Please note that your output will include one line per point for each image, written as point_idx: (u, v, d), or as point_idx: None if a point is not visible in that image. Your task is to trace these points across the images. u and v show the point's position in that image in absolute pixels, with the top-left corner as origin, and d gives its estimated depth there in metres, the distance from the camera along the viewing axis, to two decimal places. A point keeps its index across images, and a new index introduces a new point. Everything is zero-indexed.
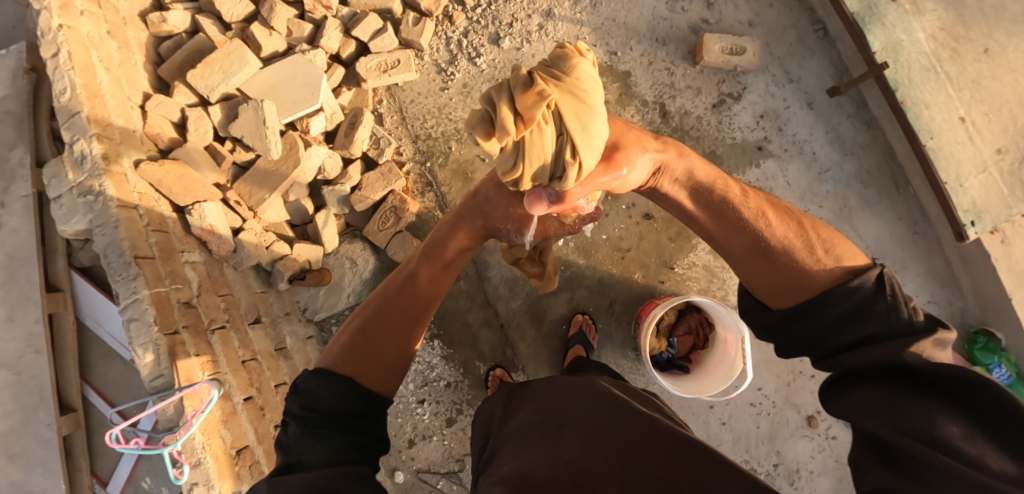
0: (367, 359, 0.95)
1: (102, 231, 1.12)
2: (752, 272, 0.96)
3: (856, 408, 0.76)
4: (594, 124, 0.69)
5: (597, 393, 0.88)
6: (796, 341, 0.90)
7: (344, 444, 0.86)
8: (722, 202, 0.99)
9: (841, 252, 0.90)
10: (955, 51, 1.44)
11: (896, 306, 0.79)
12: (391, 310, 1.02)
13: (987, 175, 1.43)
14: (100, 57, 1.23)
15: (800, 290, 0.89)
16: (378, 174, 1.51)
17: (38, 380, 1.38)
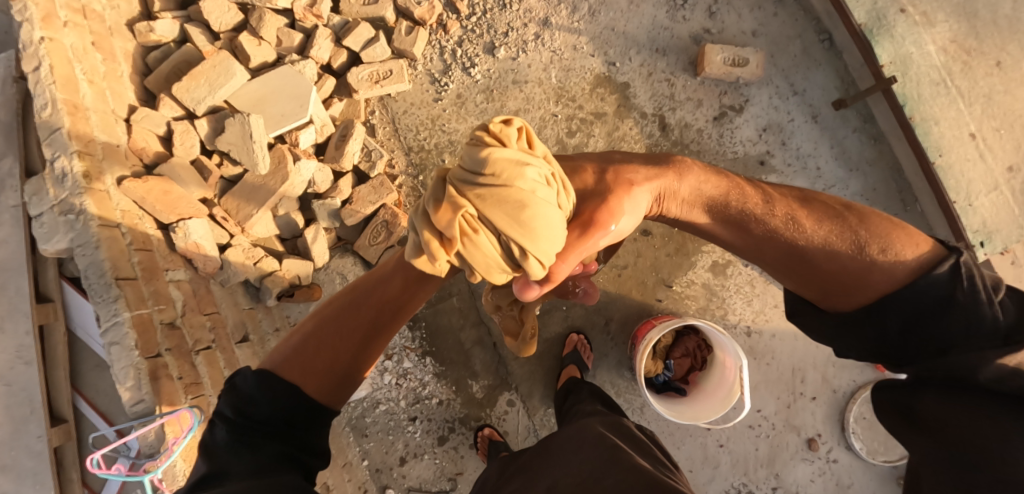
0: (314, 363, 0.92)
1: (83, 251, 1.08)
2: (794, 279, 0.92)
3: (929, 422, 0.85)
4: (534, 216, 0.65)
5: (587, 445, 0.87)
6: (871, 347, 0.88)
7: (274, 453, 0.83)
8: (740, 217, 0.91)
9: (891, 243, 0.85)
10: (967, 64, 1.39)
11: (981, 306, 0.78)
12: (352, 315, 0.96)
13: (998, 194, 1.39)
14: (84, 70, 1.19)
15: (856, 294, 0.85)
16: (369, 188, 1.48)
17: (28, 391, 1.36)
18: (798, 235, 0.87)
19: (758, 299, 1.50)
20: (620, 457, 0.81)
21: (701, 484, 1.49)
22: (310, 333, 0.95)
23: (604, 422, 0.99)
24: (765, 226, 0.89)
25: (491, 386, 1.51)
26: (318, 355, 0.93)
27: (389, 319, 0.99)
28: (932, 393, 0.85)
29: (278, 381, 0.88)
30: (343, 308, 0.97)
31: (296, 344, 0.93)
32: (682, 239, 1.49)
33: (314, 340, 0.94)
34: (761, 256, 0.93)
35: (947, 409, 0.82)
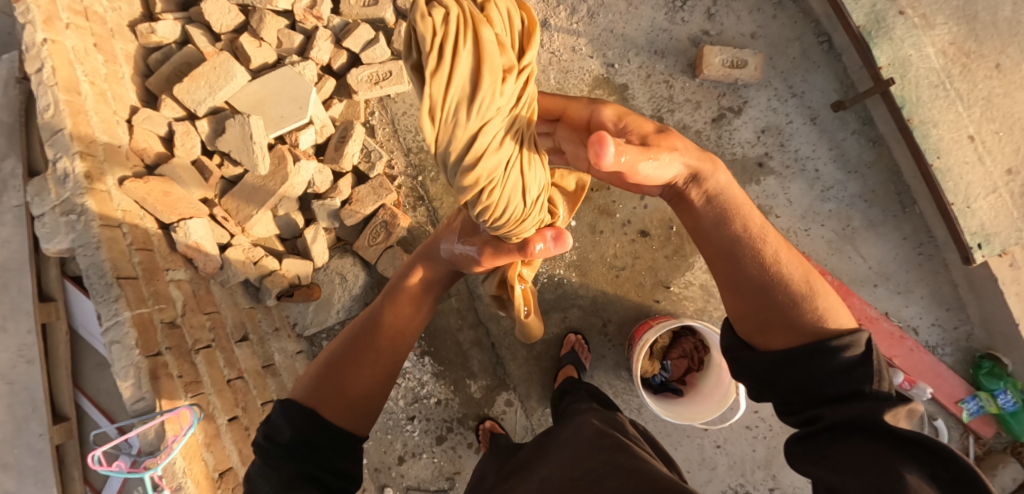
0: (334, 400, 0.88)
1: (84, 251, 1.09)
2: (744, 309, 0.82)
3: (835, 476, 0.66)
4: (487, 147, 0.51)
5: (585, 448, 0.85)
6: (774, 391, 0.77)
7: (294, 473, 0.82)
8: (734, 227, 0.83)
9: (830, 304, 0.78)
10: (966, 67, 1.39)
11: (879, 374, 0.70)
12: (361, 349, 0.94)
13: (996, 197, 1.39)
14: (85, 71, 1.20)
15: (798, 333, 0.76)
16: (368, 188, 1.49)
17: (31, 390, 1.38)
18: (760, 260, 0.81)
19: None
20: (618, 459, 0.78)
21: (699, 484, 1.51)
22: (322, 373, 0.91)
23: (602, 417, 0.98)
24: (749, 244, 0.82)
25: (489, 386, 1.52)
26: (337, 392, 0.89)
27: (399, 345, 0.98)
28: (840, 444, 0.68)
29: (298, 413, 0.85)
30: (348, 343, 0.95)
31: (313, 386, 0.89)
32: (680, 241, 1.50)
33: (328, 379, 0.90)
34: (722, 276, 0.85)
35: (858, 454, 0.66)
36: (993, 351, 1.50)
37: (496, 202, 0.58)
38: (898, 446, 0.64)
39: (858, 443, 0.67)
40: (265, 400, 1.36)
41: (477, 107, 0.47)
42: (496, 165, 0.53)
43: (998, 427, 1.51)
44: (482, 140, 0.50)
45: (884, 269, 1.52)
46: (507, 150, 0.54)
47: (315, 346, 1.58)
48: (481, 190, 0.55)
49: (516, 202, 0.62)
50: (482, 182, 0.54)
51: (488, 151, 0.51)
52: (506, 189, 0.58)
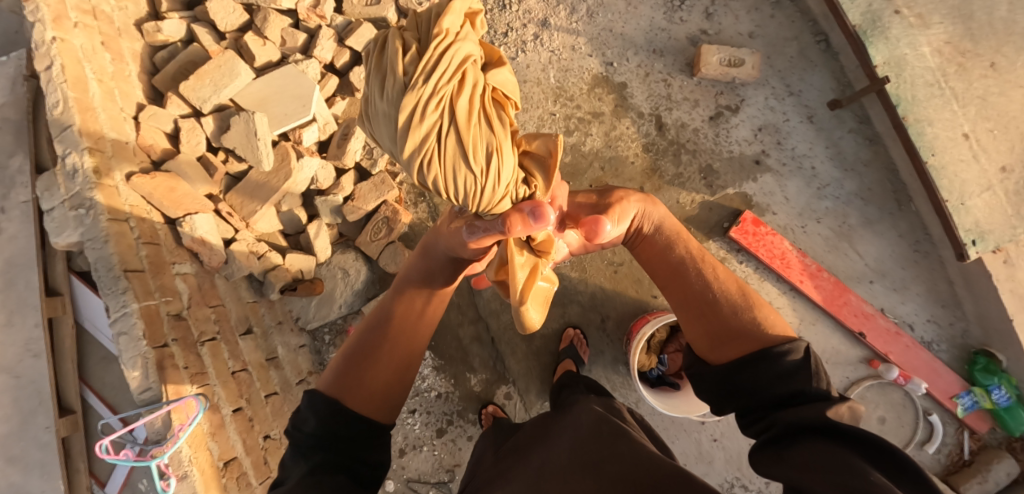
0: (357, 394, 0.88)
1: (93, 244, 1.12)
2: (700, 330, 0.92)
3: (792, 472, 0.65)
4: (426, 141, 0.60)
5: (591, 433, 0.86)
6: (731, 399, 0.84)
7: (322, 462, 0.81)
8: (678, 256, 1.01)
9: (767, 316, 0.88)
10: (961, 66, 1.40)
11: (818, 377, 0.75)
12: (375, 344, 0.93)
13: (991, 194, 1.40)
14: (94, 69, 1.22)
15: (747, 341, 0.84)
16: (370, 185, 1.51)
17: (37, 384, 1.41)
18: (699, 281, 0.96)
19: None
20: (616, 443, 0.81)
21: None
22: (340, 372, 0.90)
23: (603, 404, 1.01)
24: (691, 270, 0.98)
25: (489, 380, 1.54)
26: (357, 387, 0.89)
27: (413, 333, 0.96)
28: (798, 444, 0.69)
29: (319, 410, 0.85)
30: (362, 341, 0.94)
31: (333, 386, 0.89)
32: None
33: (347, 378, 0.90)
34: (675, 299, 0.99)
35: (812, 451, 0.66)
36: (988, 348, 1.51)
37: (437, 173, 0.63)
38: (853, 444, 0.65)
39: (812, 441, 0.68)
40: (268, 392, 1.38)
41: (397, 82, 0.58)
42: (427, 135, 0.60)
43: (992, 423, 1.53)
44: (401, 111, 0.58)
45: (880, 267, 1.54)
46: (442, 144, 0.61)
47: (318, 341, 1.61)
48: (422, 162, 0.62)
49: (465, 176, 0.65)
50: (416, 153, 0.61)
51: (410, 122, 0.59)
52: (446, 162, 0.63)
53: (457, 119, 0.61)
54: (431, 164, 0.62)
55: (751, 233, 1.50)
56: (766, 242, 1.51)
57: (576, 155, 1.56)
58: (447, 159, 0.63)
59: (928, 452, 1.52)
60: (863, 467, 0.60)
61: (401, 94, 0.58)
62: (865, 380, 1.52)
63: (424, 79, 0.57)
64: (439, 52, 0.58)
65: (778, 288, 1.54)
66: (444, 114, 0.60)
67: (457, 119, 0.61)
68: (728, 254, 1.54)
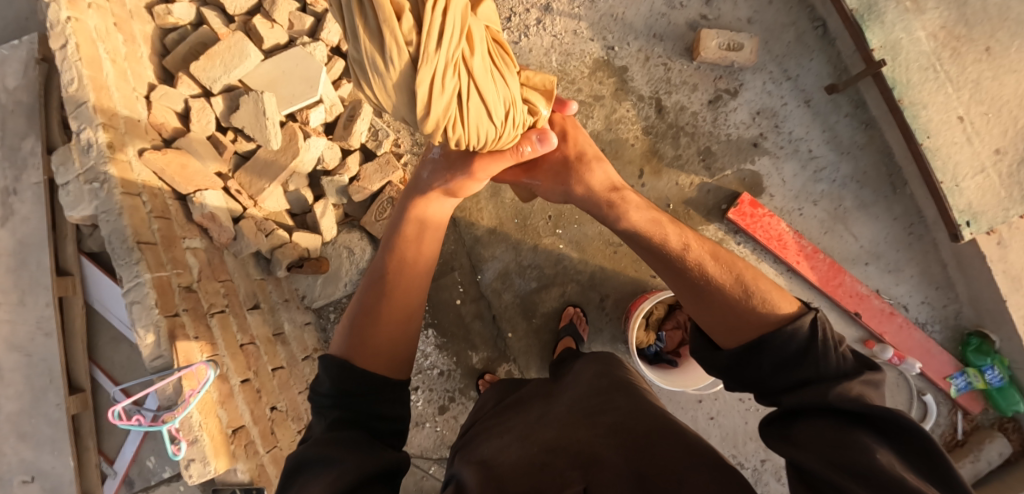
0: (367, 351, 0.92)
1: (107, 217, 1.15)
2: (706, 314, 0.91)
3: (803, 449, 0.69)
4: (450, 115, 0.59)
5: (591, 388, 0.93)
6: (739, 383, 0.86)
7: (339, 418, 0.84)
8: (662, 238, 1.02)
9: (768, 294, 0.89)
10: (956, 50, 1.42)
11: (827, 352, 0.79)
12: (375, 301, 0.98)
13: (984, 177, 1.43)
14: (107, 49, 1.25)
15: (752, 327, 0.85)
16: (375, 166, 1.55)
17: (48, 362, 1.44)
18: (694, 264, 0.96)
19: None
20: (614, 402, 0.87)
21: None
22: (349, 333, 0.95)
23: (594, 360, 1.05)
24: (678, 251, 0.99)
25: (490, 358, 1.57)
26: (364, 344, 0.92)
27: (415, 285, 1.02)
28: (800, 423, 0.75)
29: (332, 370, 0.88)
30: (364, 305, 0.98)
31: (345, 348, 0.93)
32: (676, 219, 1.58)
33: (357, 336, 0.94)
34: (672, 280, 0.99)
35: (820, 430, 0.71)
36: (981, 329, 1.54)
37: (460, 135, 0.63)
38: (854, 418, 0.71)
39: (816, 421, 0.72)
40: (275, 366, 1.42)
41: (404, 55, 0.52)
42: (449, 103, 0.58)
43: (985, 403, 1.55)
44: (420, 88, 0.54)
45: (875, 249, 1.56)
46: (462, 112, 0.61)
47: (322, 319, 1.67)
48: (442, 130, 0.62)
49: (483, 127, 0.66)
50: (441, 124, 0.59)
51: (433, 99, 0.56)
52: (469, 124, 0.63)
53: (472, 84, 0.59)
54: (449, 128, 0.62)
55: (748, 215, 1.53)
56: (763, 223, 1.53)
57: None
58: (468, 122, 0.62)
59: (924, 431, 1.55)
60: (868, 444, 0.66)
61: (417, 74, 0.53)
62: None
63: (435, 47, 0.52)
64: (441, 14, 0.52)
65: (774, 269, 1.58)
66: (462, 77, 0.57)
67: (473, 77, 0.59)
68: (726, 236, 1.58)
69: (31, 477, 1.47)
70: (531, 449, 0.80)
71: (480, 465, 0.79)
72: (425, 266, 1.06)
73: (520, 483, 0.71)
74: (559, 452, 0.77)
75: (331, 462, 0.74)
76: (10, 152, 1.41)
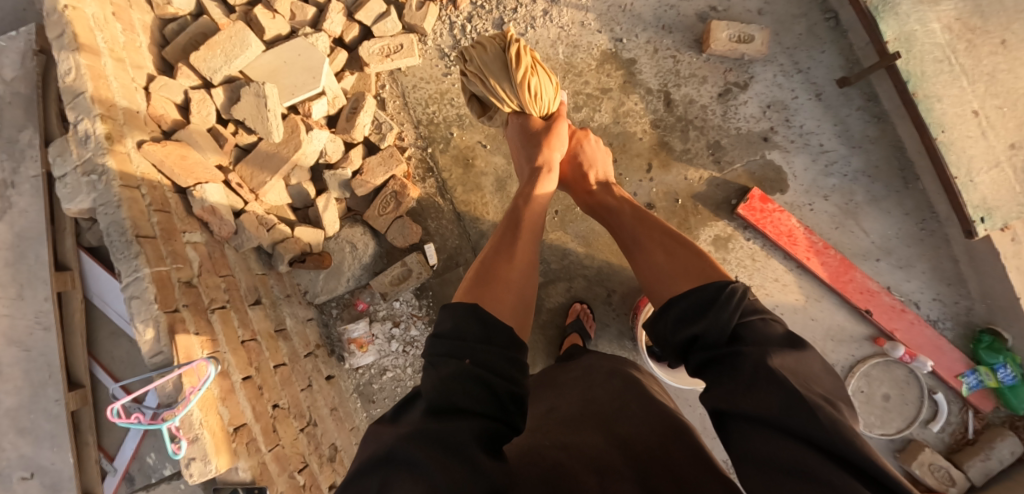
0: (491, 294, 0.89)
1: (106, 210, 1.12)
2: (648, 273, 1.02)
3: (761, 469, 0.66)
4: (529, 78, 1.11)
5: (605, 388, 0.91)
6: (660, 342, 0.94)
7: (456, 373, 0.74)
8: (631, 219, 1.15)
9: (694, 254, 0.99)
10: (971, 42, 1.39)
11: (728, 305, 0.83)
12: (500, 264, 0.97)
13: (999, 171, 1.40)
14: (105, 39, 1.22)
15: (677, 280, 0.95)
16: (378, 159, 1.52)
17: (47, 357, 1.42)
18: (649, 240, 1.08)
19: (759, 274, 1.57)
20: (625, 405, 0.85)
21: None
22: (472, 280, 0.93)
23: (602, 358, 1.03)
24: (641, 229, 1.11)
25: None
26: (485, 289, 0.90)
27: (525, 254, 1.02)
28: (736, 433, 0.71)
29: (457, 311, 0.82)
30: (488, 266, 0.97)
31: (465, 292, 0.89)
32: (685, 214, 1.57)
33: (485, 280, 0.92)
34: (635, 255, 1.08)
35: (774, 445, 0.66)
36: (993, 326, 1.51)
37: (536, 86, 1.13)
38: (832, 455, 0.63)
39: (767, 437, 0.67)
40: (277, 362, 1.39)
41: (497, 45, 1.11)
42: (527, 66, 1.11)
43: (996, 401, 1.53)
44: (510, 53, 1.10)
45: (885, 244, 1.54)
46: (535, 78, 1.13)
47: (325, 314, 1.65)
48: (527, 84, 1.12)
49: (547, 93, 1.17)
50: (524, 73, 1.10)
51: (514, 62, 1.09)
52: (540, 84, 1.14)
53: (535, 66, 1.13)
54: (526, 84, 1.11)
55: (758, 210, 1.51)
56: (773, 219, 1.51)
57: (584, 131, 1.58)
58: (537, 81, 1.13)
59: (933, 430, 1.54)
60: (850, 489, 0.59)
61: (503, 55, 1.10)
62: (870, 358, 1.55)
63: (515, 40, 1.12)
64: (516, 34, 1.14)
65: (784, 265, 1.56)
66: (532, 56, 1.13)
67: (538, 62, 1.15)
68: (735, 231, 1.56)
69: (30, 474, 1.46)
70: (543, 441, 0.78)
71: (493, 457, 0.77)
72: (532, 246, 1.06)
73: (529, 469, 0.69)
74: (571, 450, 0.74)
75: (422, 472, 0.61)
76: (8, 144, 1.39)
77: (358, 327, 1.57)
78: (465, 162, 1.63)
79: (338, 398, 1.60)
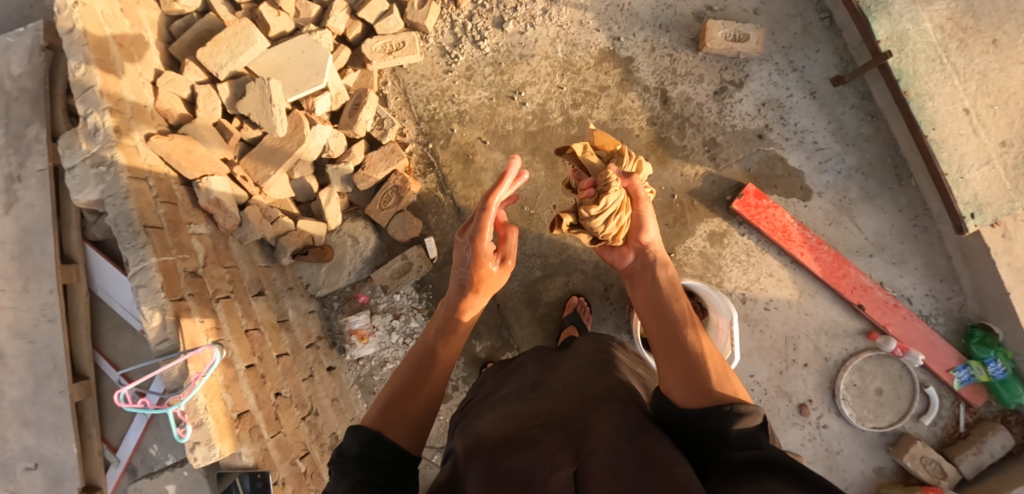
0: (396, 417, 0.83)
1: (113, 201, 1.15)
2: (679, 373, 0.81)
3: None
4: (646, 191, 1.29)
5: (597, 368, 0.91)
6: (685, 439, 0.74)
7: (366, 478, 0.74)
8: (672, 314, 0.95)
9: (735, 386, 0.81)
10: (962, 42, 1.42)
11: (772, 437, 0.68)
12: (417, 379, 0.90)
13: (990, 168, 1.43)
14: (114, 34, 1.25)
15: (707, 393, 0.76)
16: (380, 154, 1.56)
17: (52, 349, 1.44)
18: (695, 340, 0.87)
19: (754, 269, 1.59)
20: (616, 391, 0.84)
21: None
22: (387, 397, 0.86)
23: (594, 339, 1.05)
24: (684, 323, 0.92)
25: (493, 347, 1.59)
26: (398, 415, 0.83)
27: (443, 367, 0.94)
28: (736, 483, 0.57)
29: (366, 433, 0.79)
30: (404, 379, 0.90)
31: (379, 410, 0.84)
32: (681, 210, 1.59)
33: (394, 401, 0.85)
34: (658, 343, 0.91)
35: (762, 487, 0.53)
36: (985, 321, 1.53)
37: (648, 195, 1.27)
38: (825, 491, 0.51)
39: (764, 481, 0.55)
40: (279, 352, 1.42)
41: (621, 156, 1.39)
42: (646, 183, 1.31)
43: (988, 396, 1.55)
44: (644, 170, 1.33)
45: (878, 240, 1.56)
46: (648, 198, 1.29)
47: (327, 307, 1.68)
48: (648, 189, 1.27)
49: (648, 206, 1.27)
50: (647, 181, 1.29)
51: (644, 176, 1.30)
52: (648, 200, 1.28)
53: None
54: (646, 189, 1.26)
55: (753, 206, 1.54)
56: (767, 215, 1.54)
57: (582, 127, 1.62)
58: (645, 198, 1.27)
59: (924, 424, 1.57)
60: None
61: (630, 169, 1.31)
62: (863, 351, 1.57)
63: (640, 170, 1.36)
64: None
65: (778, 260, 1.59)
66: None
67: None
68: (730, 227, 1.59)
69: (33, 465, 1.48)
70: (525, 424, 0.75)
71: (469, 437, 0.75)
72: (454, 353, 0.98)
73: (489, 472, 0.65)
74: (551, 427, 0.73)
75: None
76: (16, 139, 1.41)
77: (359, 319, 1.61)
78: (465, 158, 1.65)
79: (338, 389, 1.62)
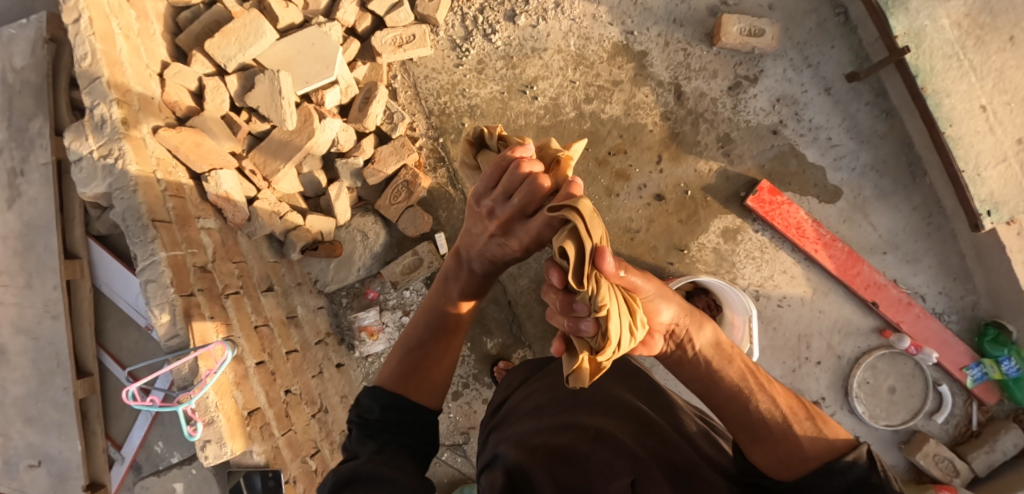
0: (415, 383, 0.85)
1: (121, 195, 1.12)
2: (763, 446, 0.70)
3: None
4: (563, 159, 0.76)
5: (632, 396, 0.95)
6: None
7: (394, 441, 0.78)
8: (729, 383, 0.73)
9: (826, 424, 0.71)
10: (980, 38, 1.40)
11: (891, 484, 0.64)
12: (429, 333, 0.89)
13: (1006, 166, 1.41)
14: (120, 25, 1.22)
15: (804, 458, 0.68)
16: (390, 148, 1.53)
17: (55, 346, 1.41)
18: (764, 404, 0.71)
19: (768, 266, 1.58)
20: (673, 448, 0.79)
21: None
22: (400, 360, 0.86)
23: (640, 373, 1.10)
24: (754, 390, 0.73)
25: (505, 344, 1.60)
26: (412, 380, 0.85)
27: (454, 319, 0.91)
28: None
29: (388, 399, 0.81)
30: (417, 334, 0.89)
31: (391, 382, 0.85)
32: (694, 207, 1.58)
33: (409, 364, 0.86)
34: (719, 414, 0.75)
35: None
36: (998, 319, 1.52)
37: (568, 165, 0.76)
38: None
39: None
40: (289, 349, 1.40)
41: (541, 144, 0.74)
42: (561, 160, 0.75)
43: (1000, 394, 1.54)
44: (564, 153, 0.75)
45: (892, 238, 1.55)
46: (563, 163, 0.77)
47: (335, 303, 1.66)
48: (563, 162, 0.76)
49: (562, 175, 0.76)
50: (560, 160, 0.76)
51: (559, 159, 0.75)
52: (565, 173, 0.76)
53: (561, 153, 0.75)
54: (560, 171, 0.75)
55: (768, 202, 1.52)
56: (782, 211, 1.53)
57: (594, 123, 1.60)
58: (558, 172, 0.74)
59: (937, 422, 1.56)
60: None
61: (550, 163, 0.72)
62: (876, 349, 1.56)
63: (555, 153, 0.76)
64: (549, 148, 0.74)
65: (792, 257, 1.57)
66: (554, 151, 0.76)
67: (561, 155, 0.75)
68: (744, 224, 1.57)
69: (36, 463, 1.45)
70: (576, 435, 0.79)
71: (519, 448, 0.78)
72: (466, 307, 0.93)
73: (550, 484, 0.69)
74: (602, 440, 0.78)
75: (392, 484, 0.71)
76: (19, 132, 1.38)
77: (369, 316, 1.59)
78: None
79: (347, 387, 1.62)
